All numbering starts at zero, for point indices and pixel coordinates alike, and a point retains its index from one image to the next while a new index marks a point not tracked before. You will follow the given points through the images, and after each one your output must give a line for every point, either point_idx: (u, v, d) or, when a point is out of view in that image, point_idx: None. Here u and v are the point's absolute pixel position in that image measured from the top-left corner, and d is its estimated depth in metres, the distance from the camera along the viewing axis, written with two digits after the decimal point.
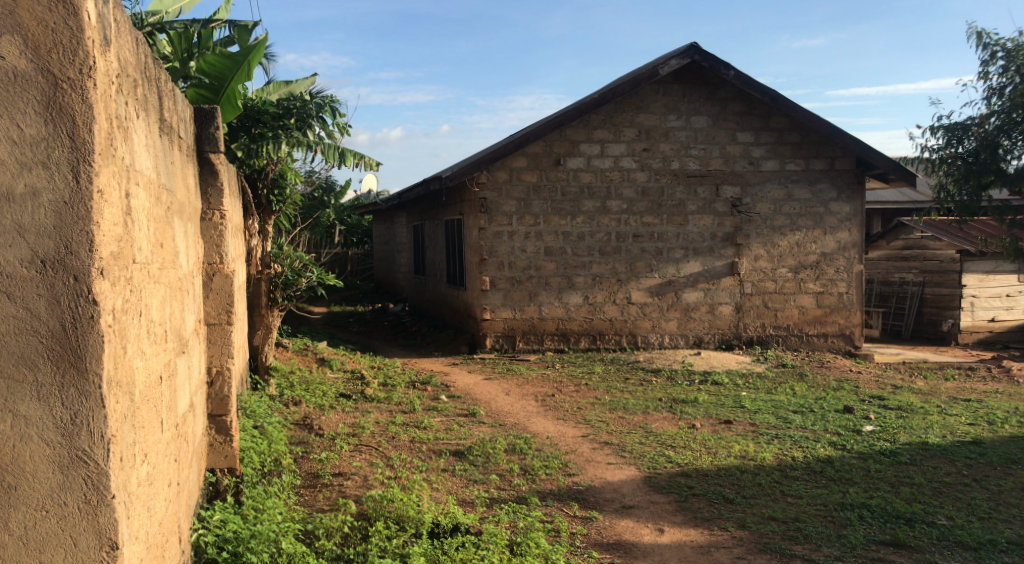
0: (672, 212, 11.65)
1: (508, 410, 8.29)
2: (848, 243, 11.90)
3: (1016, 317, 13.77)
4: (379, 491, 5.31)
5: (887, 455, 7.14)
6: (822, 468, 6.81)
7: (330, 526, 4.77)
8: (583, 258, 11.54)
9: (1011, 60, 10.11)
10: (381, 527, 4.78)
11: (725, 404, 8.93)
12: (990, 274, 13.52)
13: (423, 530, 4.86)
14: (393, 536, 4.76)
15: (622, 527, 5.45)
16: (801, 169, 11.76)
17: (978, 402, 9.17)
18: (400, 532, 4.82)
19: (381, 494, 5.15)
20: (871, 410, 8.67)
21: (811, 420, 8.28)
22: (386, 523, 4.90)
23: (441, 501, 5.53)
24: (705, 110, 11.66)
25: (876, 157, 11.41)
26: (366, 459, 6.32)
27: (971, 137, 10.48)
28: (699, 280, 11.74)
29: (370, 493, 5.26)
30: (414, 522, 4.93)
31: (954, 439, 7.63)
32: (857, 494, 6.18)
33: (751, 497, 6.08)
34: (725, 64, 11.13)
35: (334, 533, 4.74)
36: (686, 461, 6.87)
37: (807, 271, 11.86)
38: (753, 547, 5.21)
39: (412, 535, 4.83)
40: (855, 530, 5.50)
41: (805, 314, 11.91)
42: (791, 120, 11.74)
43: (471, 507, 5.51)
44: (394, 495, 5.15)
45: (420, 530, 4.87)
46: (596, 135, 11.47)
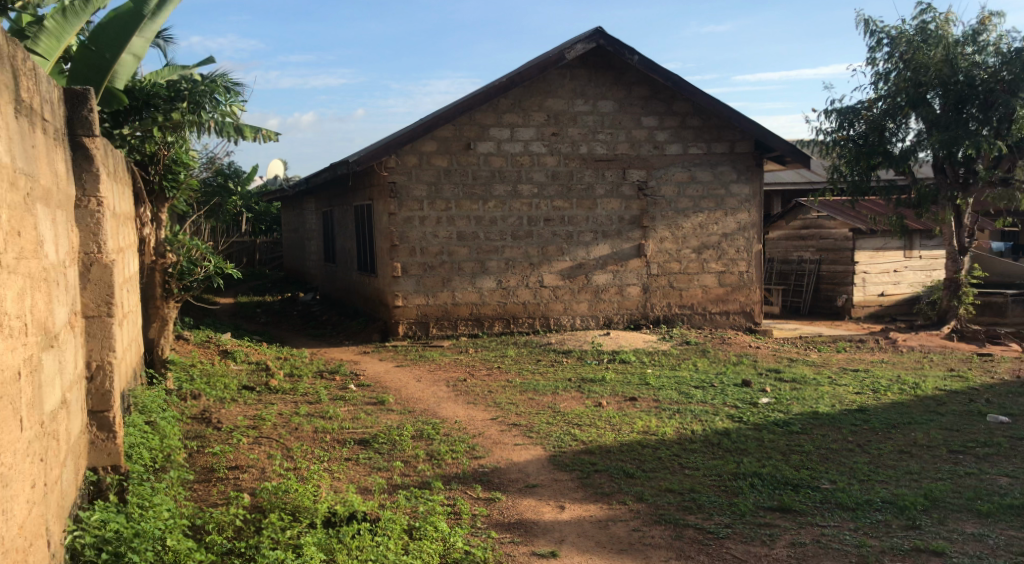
0: (581, 196, 11.90)
1: (418, 396, 8.44)
2: (748, 223, 12.40)
3: (902, 290, 14.88)
4: (274, 483, 5.40)
5: (781, 425, 7.52)
6: (719, 440, 7.14)
7: (221, 520, 4.84)
8: (496, 243, 11.68)
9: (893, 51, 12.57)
10: (274, 519, 4.84)
11: (631, 381, 9.25)
12: (880, 250, 14.54)
13: (319, 519, 4.93)
14: (287, 527, 4.83)
15: (524, 506, 5.64)
16: (703, 153, 12.17)
17: (865, 371, 9.74)
18: (294, 523, 4.88)
19: (275, 486, 5.26)
20: (767, 383, 9.11)
21: (711, 394, 8.66)
22: (281, 515, 4.96)
23: (340, 490, 5.63)
24: (611, 94, 11.92)
25: (773, 139, 11.89)
26: (264, 451, 6.37)
27: (861, 120, 12.79)
28: (608, 262, 12.04)
29: (265, 485, 5.36)
30: (310, 512, 5.00)
31: (841, 407, 8.09)
32: (751, 464, 6.52)
33: (650, 471, 6.36)
34: (629, 49, 11.43)
35: (226, 528, 4.81)
36: (591, 438, 7.11)
37: (710, 252, 12.30)
38: (649, 519, 5.47)
39: (307, 525, 4.90)
40: (745, 498, 5.82)
41: (708, 293, 12.37)
42: (693, 104, 12.12)
43: (371, 494, 5.63)
44: (289, 487, 5.27)
45: (316, 520, 4.94)
46: (505, 119, 11.59)
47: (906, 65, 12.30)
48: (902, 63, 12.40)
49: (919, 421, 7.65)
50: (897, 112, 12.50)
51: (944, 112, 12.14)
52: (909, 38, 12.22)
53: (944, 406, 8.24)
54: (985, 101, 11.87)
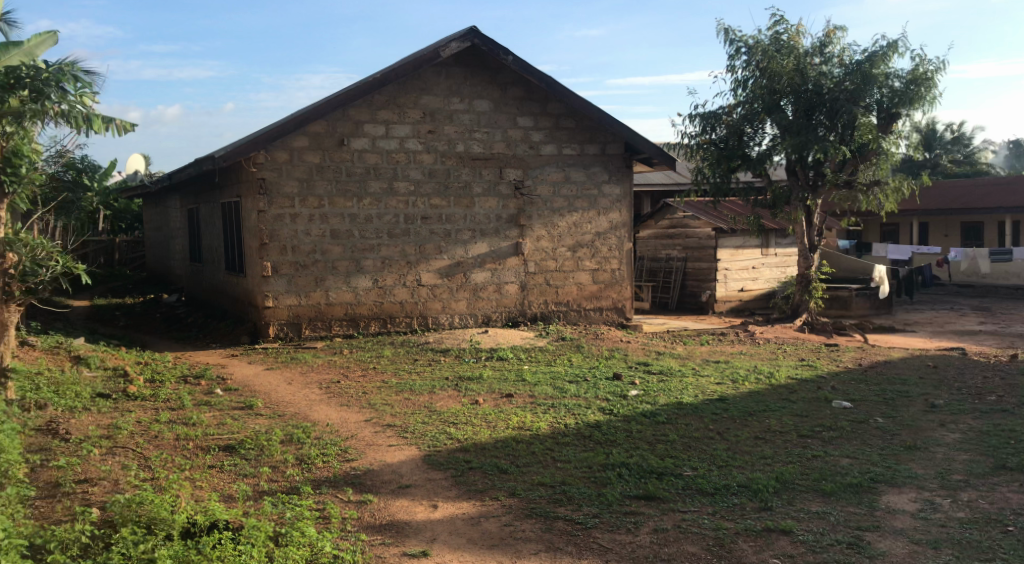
0: (458, 194, 11.96)
1: (289, 399, 8.29)
2: (619, 222, 12.79)
3: (759, 285, 15.78)
4: (128, 494, 5.20)
5: (648, 416, 7.81)
6: (590, 432, 7.34)
7: (66, 537, 4.64)
8: (372, 241, 11.57)
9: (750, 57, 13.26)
10: (127, 533, 4.67)
11: (507, 378, 9.38)
12: (739, 249, 15.38)
13: (176, 531, 4.80)
14: (140, 541, 4.67)
15: (396, 507, 5.64)
16: (576, 153, 12.47)
17: (726, 363, 10.25)
18: (149, 536, 4.73)
19: (128, 498, 5.01)
20: (636, 376, 9.43)
21: (583, 388, 8.89)
22: (133, 528, 4.79)
23: (201, 499, 5.48)
24: (486, 93, 12.01)
25: (642, 142, 12.33)
26: (119, 462, 6.12)
27: (721, 124, 13.65)
28: (485, 260, 12.14)
29: (117, 497, 5.15)
30: (167, 523, 4.85)
31: (704, 397, 8.48)
32: (619, 454, 6.73)
33: (523, 466, 6.47)
34: (503, 49, 11.57)
35: (71, 546, 4.62)
36: (465, 436, 7.18)
37: (584, 250, 12.60)
38: (520, 513, 5.57)
39: (162, 538, 4.75)
40: (613, 488, 6.00)
41: (582, 290, 12.67)
42: (566, 106, 12.38)
43: (234, 502, 5.51)
44: (144, 498, 5.04)
45: (173, 532, 4.80)
46: (380, 116, 11.50)
47: (762, 73, 13.09)
48: (758, 71, 13.16)
49: (773, 408, 8.12)
50: (754, 118, 13.40)
51: (795, 119, 13.14)
52: (765, 47, 13.00)
53: (796, 394, 8.77)
54: (831, 109, 12.94)
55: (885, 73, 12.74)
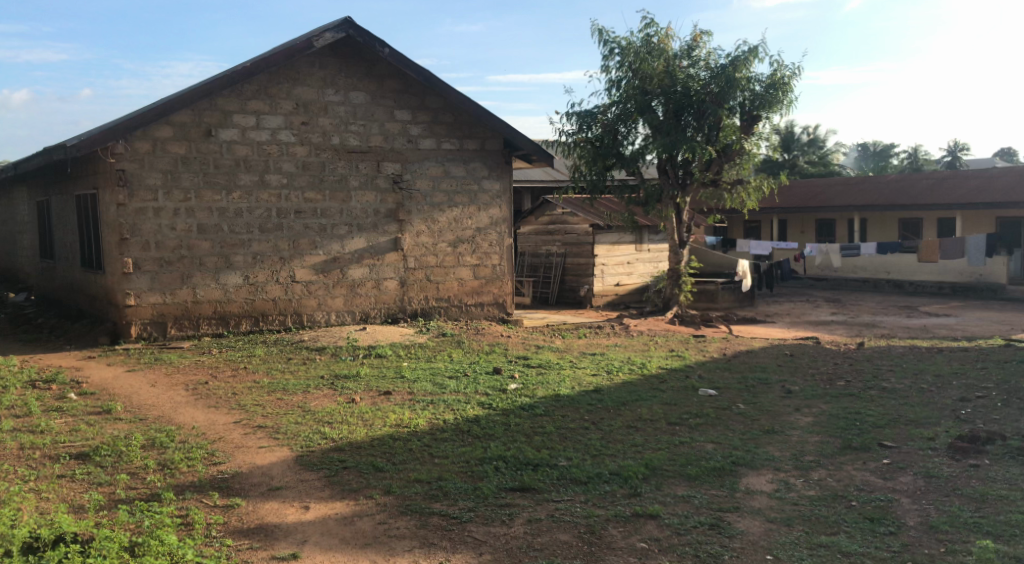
0: (334, 188, 11.71)
1: (152, 402, 7.91)
2: (499, 218, 12.84)
3: (634, 280, 16.21)
4: None
5: (526, 409, 7.88)
6: (469, 427, 7.33)
7: None
8: (242, 236, 11.19)
9: (623, 58, 13.52)
10: None
11: (385, 375, 9.27)
12: (615, 245, 15.75)
13: (16, 548, 4.49)
14: None
15: (265, 510, 5.47)
16: (455, 148, 12.44)
17: (602, 355, 10.47)
18: None
19: None
20: (515, 370, 9.49)
21: (463, 383, 8.87)
22: None
23: (47, 511, 5.16)
24: (362, 86, 11.81)
25: (521, 139, 12.43)
26: None
27: (597, 123, 13.89)
28: (363, 256, 11.95)
29: None
30: (7, 540, 4.53)
31: (580, 389, 8.63)
32: (497, 447, 6.75)
33: (399, 463, 6.39)
34: (379, 41, 11.41)
35: None
36: (341, 435, 7.03)
37: (464, 245, 12.59)
38: (395, 510, 5.50)
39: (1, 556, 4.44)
40: (489, 481, 6.00)
41: (463, 285, 12.65)
42: (444, 100, 12.32)
43: (85, 513, 5.22)
44: None
45: (13, 548, 4.49)
46: (250, 106, 11.13)
47: (635, 73, 13.39)
48: (631, 71, 13.45)
49: (645, 398, 8.35)
50: (627, 118, 13.71)
51: (666, 120, 13.60)
52: (636, 49, 13.33)
53: (666, 383, 9.05)
54: (698, 111, 13.50)
55: (746, 77, 13.25)
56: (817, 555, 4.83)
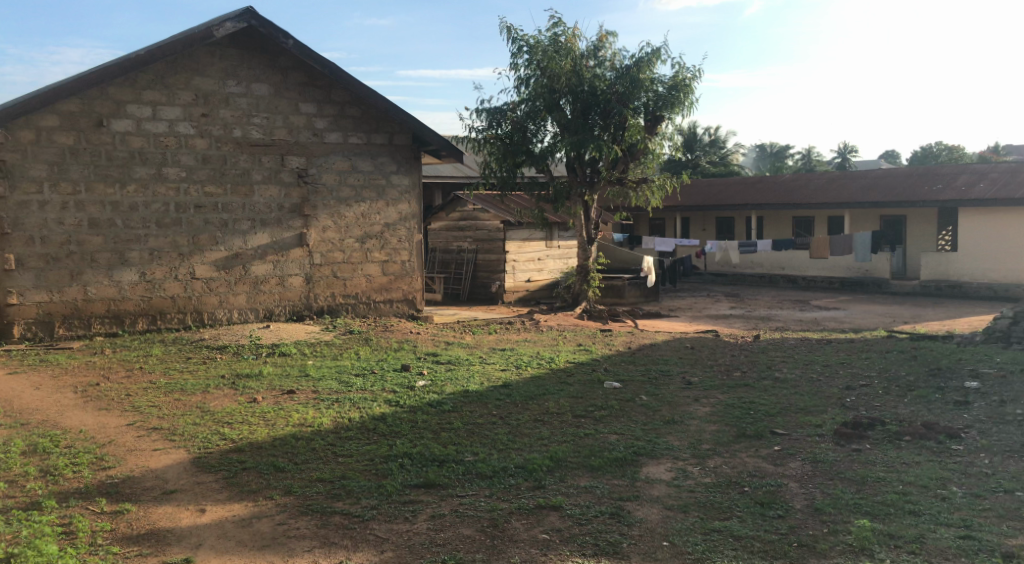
0: (236, 182, 11.40)
1: (37, 405, 7.55)
2: (408, 214, 12.73)
3: (545, 276, 16.34)
4: None
5: (434, 406, 7.84)
6: (375, 425, 7.24)
7: None
8: (138, 231, 10.80)
9: (532, 56, 13.62)
10: None
11: (290, 374, 9.07)
12: (526, 241, 15.84)
13: None
14: None
15: (157, 514, 5.29)
16: (362, 143, 12.27)
17: (511, 350, 10.52)
18: None
19: None
20: (424, 366, 9.45)
21: (370, 381, 8.77)
22: None
23: None
24: (265, 78, 11.53)
25: (430, 134, 12.36)
26: None
27: (506, 120, 13.97)
28: (267, 252, 11.68)
29: None
30: None
31: (489, 384, 8.66)
32: (403, 445, 6.68)
33: (302, 463, 6.26)
34: (283, 33, 11.18)
35: None
36: (241, 436, 6.85)
37: (372, 241, 12.44)
38: (296, 511, 5.39)
39: None
40: (394, 479, 5.94)
41: (371, 282, 12.50)
42: (351, 94, 12.14)
43: None
44: None
45: None
46: (145, 96, 10.73)
47: (543, 71, 13.49)
48: (539, 69, 13.55)
49: (552, 392, 8.42)
50: (536, 116, 13.84)
51: (574, 118, 13.76)
52: (544, 48, 13.43)
53: (573, 377, 9.16)
54: (604, 110, 13.74)
55: (650, 78, 13.58)
56: (711, 540, 4.98)
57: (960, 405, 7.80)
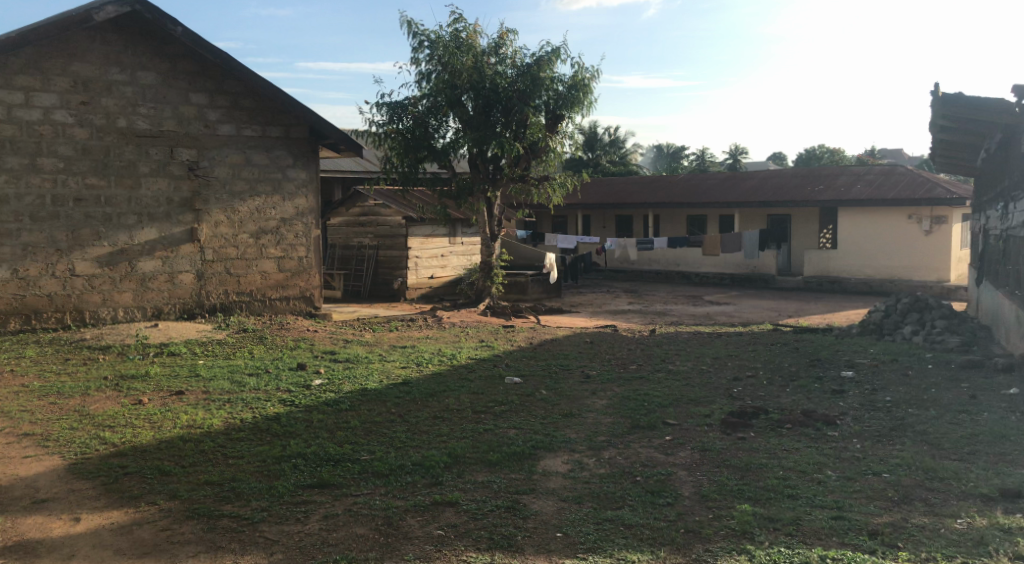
0: (121, 174, 10.91)
1: None
2: (306, 209, 12.43)
3: (447, 273, 16.27)
4: None
5: (330, 405, 7.68)
6: (268, 425, 7.03)
7: None
8: (9, 225, 10.25)
9: (433, 51, 13.52)
10: None
11: (179, 375, 8.73)
12: (428, 237, 15.73)
13: None
14: None
15: (26, 526, 5.07)
16: (257, 135, 11.91)
17: (411, 348, 10.43)
18: None
19: None
20: (321, 365, 9.25)
21: (264, 380, 8.52)
22: None
23: None
24: (152, 65, 11.07)
25: (328, 127, 12.09)
26: None
27: (407, 115, 13.80)
28: (155, 248, 11.22)
29: None
30: None
31: (388, 382, 8.54)
32: (297, 445, 6.50)
33: (188, 466, 6.01)
34: (170, 19, 10.80)
35: None
36: (123, 439, 6.55)
37: (267, 237, 12.12)
38: (180, 515, 5.19)
39: None
40: (286, 480, 5.77)
41: (267, 279, 12.17)
42: (245, 85, 11.76)
43: None
44: None
45: None
46: (17, 81, 10.19)
47: (444, 67, 13.39)
48: (441, 65, 13.44)
49: (452, 388, 8.38)
50: (437, 111, 13.73)
51: (475, 114, 13.70)
52: (446, 43, 13.36)
53: (473, 373, 9.15)
54: (505, 107, 13.72)
55: (551, 77, 13.70)
56: (602, 530, 5.04)
57: (837, 394, 8.17)
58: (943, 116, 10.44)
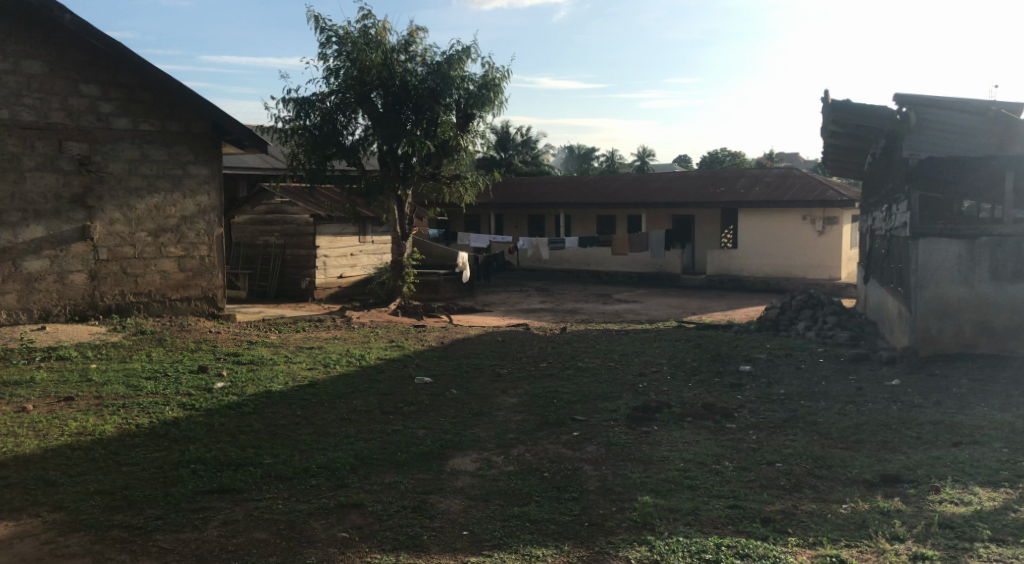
0: (4, 168, 10.36)
1: None
2: (207, 206, 12.07)
3: (357, 272, 16.04)
4: None
5: (232, 408, 7.45)
6: (165, 431, 6.76)
7: None
8: None
9: (341, 47, 13.27)
10: None
11: (69, 380, 8.31)
12: (337, 236, 15.48)
13: None
14: None
15: None
16: (155, 130, 11.49)
17: (318, 348, 10.23)
18: None
19: None
20: (223, 367, 8.98)
21: (161, 384, 8.20)
22: None
23: None
24: (38, 54, 10.53)
25: (231, 123, 11.78)
26: None
27: (315, 111, 13.52)
28: (43, 246, 10.67)
29: None
30: None
31: (294, 384, 8.35)
32: (197, 450, 6.27)
33: (77, 475, 5.73)
34: (58, 7, 10.37)
35: None
36: (5, 449, 6.19)
37: (166, 236, 11.70)
38: (67, 527, 4.95)
39: None
40: (183, 486, 5.56)
41: (166, 279, 11.74)
42: (142, 77, 11.32)
43: None
44: None
45: None
46: None
47: (353, 63, 13.17)
48: (349, 61, 13.21)
49: (360, 389, 8.25)
50: (346, 108, 13.49)
51: (385, 112, 13.51)
52: (355, 39, 13.12)
53: (382, 373, 9.03)
54: (416, 105, 13.58)
55: (461, 75, 13.66)
56: (508, 526, 5.03)
57: (735, 387, 8.41)
58: (834, 122, 10.85)
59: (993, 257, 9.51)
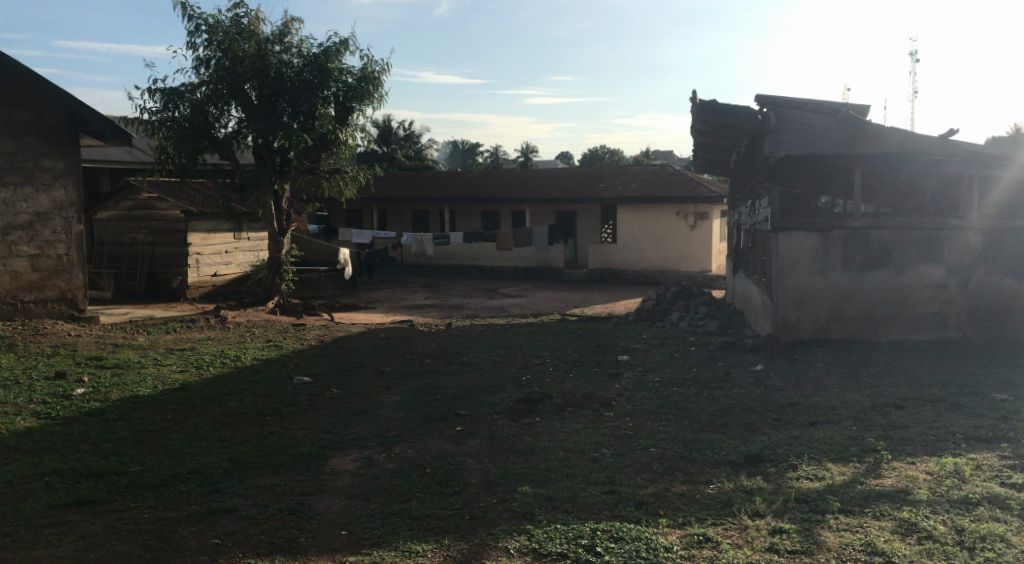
0: None
1: None
2: (64, 202, 11.37)
3: (233, 270, 15.50)
4: None
5: (95, 415, 7.04)
6: (17, 442, 6.32)
7: None
8: None
9: (212, 36, 12.77)
10: None
11: None
12: (210, 233, 14.91)
13: None
14: None
15: None
16: (3, 120, 10.74)
17: (190, 350, 9.81)
18: None
19: None
20: (84, 372, 8.48)
21: (15, 392, 7.66)
22: None
23: None
24: None
25: (90, 112, 11.13)
26: None
27: (184, 102, 12.96)
28: None
29: None
30: None
31: (163, 388, 7.97)
32: (53, 461, 5.89)
33: None
34: None
35: None
36: None
37: (18, 234, 10.96)
38: None
39: None
40: (36, 500, 5.21)
41: (19, 280, 11.00)
42: None
43: None
44: None
45: None
46: None
47: (226, 53, 12.70)
48: (221, 51, 12.74)
49: (236, 391, 7.96)
50: (218, 99, 12.99)
51: (260, 104, 13.09)
52: (226, 28, 12.66)
53: (260, 374, 8.74)
54: (292, 98, 13.21)
55: (339, 68, 13.37)
56: (388, 524, 4.96)
57: (614, 377, 8.59)
58: (703, 122, 11.25)
59: (845, 249, 10.07)
